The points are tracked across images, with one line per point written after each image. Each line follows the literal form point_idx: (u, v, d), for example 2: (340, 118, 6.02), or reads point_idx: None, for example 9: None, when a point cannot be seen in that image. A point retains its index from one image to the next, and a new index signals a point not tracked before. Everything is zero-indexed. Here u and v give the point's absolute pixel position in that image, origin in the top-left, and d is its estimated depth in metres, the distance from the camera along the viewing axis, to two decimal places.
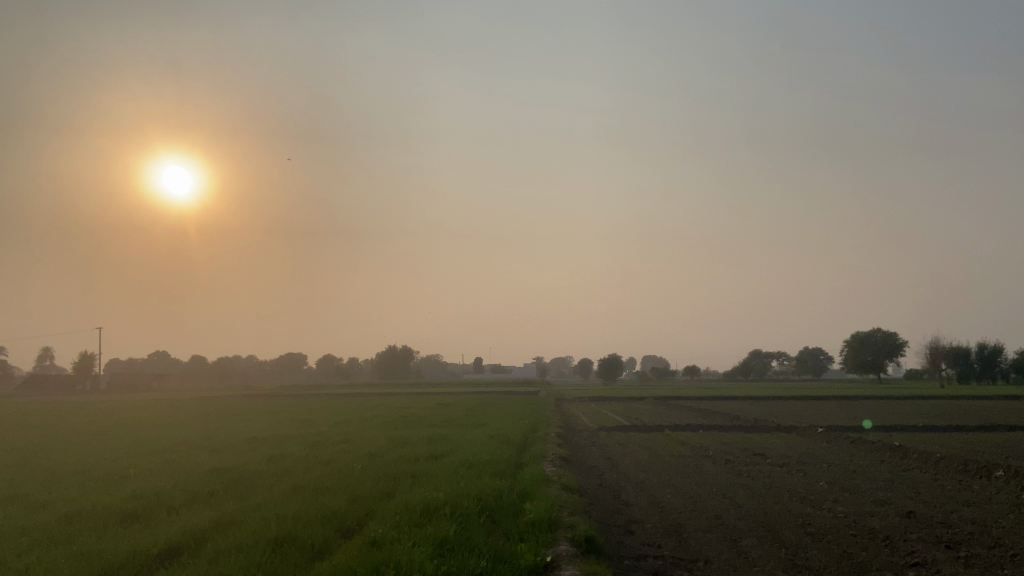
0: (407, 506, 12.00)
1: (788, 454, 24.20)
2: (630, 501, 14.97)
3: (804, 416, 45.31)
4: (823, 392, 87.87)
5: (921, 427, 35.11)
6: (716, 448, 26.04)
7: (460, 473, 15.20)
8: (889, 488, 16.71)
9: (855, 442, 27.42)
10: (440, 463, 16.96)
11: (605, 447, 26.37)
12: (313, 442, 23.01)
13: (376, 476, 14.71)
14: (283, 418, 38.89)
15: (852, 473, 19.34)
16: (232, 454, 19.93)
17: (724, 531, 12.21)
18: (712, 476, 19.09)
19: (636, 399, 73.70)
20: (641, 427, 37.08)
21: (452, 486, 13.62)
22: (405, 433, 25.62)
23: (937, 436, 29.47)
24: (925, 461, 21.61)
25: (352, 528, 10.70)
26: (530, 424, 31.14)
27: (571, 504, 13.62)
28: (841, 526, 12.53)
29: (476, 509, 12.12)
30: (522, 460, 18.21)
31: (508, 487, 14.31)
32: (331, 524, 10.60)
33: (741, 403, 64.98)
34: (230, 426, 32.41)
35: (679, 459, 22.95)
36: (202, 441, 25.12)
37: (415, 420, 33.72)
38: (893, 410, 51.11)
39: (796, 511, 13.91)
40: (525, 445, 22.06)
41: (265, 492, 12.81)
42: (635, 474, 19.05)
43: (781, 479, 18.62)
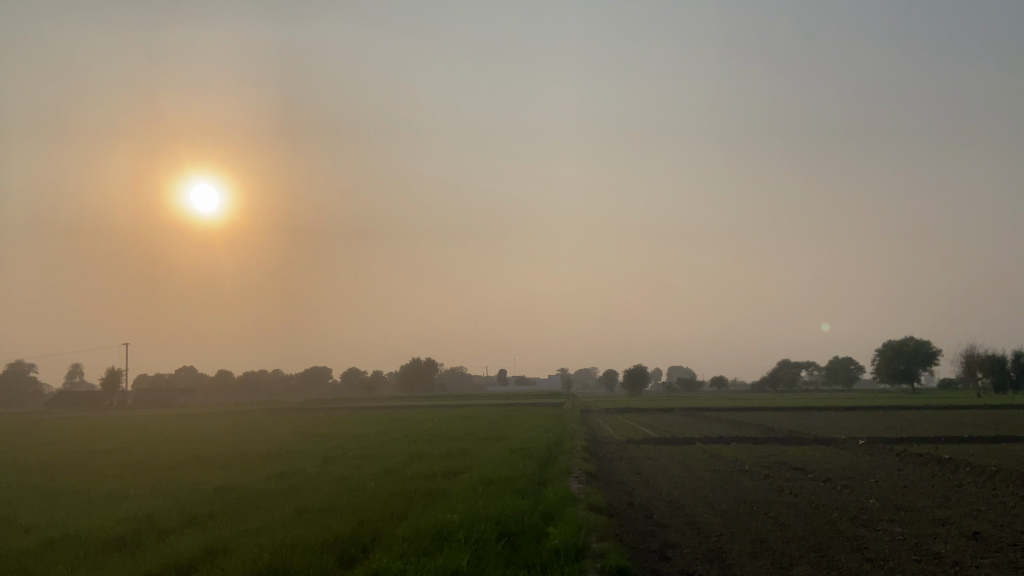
0: (415, 531, 10.54)
1: (831, 469, 23.02)
2: (666, 520, 14.01)
3: (840, 428, 44.19)
4: (856, 403, 85.94)
5: (964, 438, 33.86)
6: (749, 462, 25.10)
7: (481, 490, 14.53)
8: (943, 505, 15.70)
9: (900, 454, 26.18)
10: (457, 481, 16.27)
11: (635, 461, 25.43)
12: (328, 458, 22.67)
13: (387, 498, 14.14)
14: (306, 433, 38.75)
15: (903, 489, 18.27)
16: (243, 472, 19.64)
17: (770, 556, 11.30)
18: (750, 493, 18.12)
19: (661, 411, 72.81)
20: (672, 439, 36.21)
21: (468, 505, 12.65)
22: (423, 448, 25.16)
23: (980, 447, 28.31)
24: (979, 475, 20.50)
25: (354, 557, 9.67)
26: (554, 437, 30.49)
27: (600, 525, 11.66)
28: (900, 551, 11.59)
29: (497, 529, 10.62)
30: (545, 477, 17.41)
31: (531, 508, 12.47)
32: (329, 554, 9.55)
33: (769, 414, 63.94)
34: (251, 442, 32.30)
35: (715, 474, 21.93)
36: (217, 457, 24.97)
37: (437, 433, 33.26)
38: (933, 420, 49.75)
39: (848, 534, 12.90)
40: (549, 459, 21.46)
41: (261, 517, 12.54)
42: (670, 491, 18.15)
43: (825, 495, 17.62)
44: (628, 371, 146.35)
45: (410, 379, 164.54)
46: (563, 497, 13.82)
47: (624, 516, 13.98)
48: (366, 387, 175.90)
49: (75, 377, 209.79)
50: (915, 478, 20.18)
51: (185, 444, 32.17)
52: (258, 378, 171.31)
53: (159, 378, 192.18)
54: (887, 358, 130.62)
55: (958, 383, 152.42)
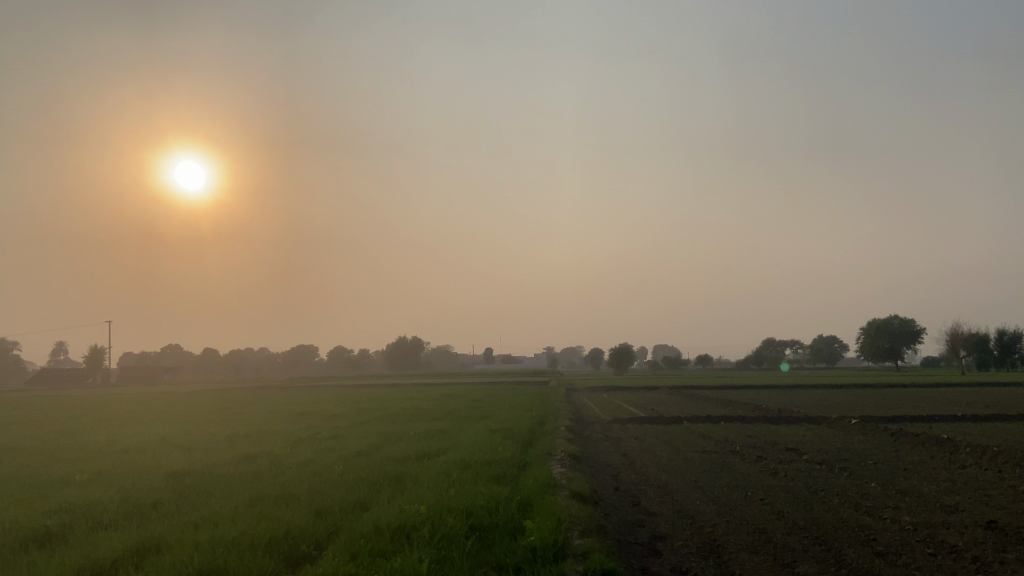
0: (375, 524, 9.39)
1: (825, 449, 22.10)
2: (654, 508, 12.92)
3: (829, 406, 43.55)
4: (842, 381, 85.67)
5: (958, 416, 33.13)
6: (740, 442, 24.12)
7: (455, 475, 13.40)
8: (951, 490, 14.68)
9: (895, 434, 25.28)
10: (431, 465, 15.16)
11: (621, 442, 24.42)
12: (298, 439, 21.53)
13: (351, 484, 12.97)
14: (282, 412, 37.57)
15: (904, 472, 17.28)
16: (205, 455, 18.46)
17: (772, 551, 10.19)
18: (745, 477, 17.09)
19: (647, 389, 72.02)
20: (659, 417, 35.27)
21: (439, 493, 11.55)
22: (400, 428, 24.03)
23: (977, 426, 27.45)
24: (982, 457, 19.55)
25: (303, 557, 8.51)
26: (537, 416, 29.51)
27: (583, 516, 10.57)
28: (913, 544, 10.50)
29: (467, 523, 9.47)
30: (525, 460, 16.31)
31: (506, 496, 11.35)
32: (274, 554, 8.36)
33: (755, 392, 63.28)
34: (224, 422, 31.15)
35: (705, 456, 20.93)
36: (183, 438, 23.77)
37: (417, 413, 32.24)
38: (922, 398, 49.15)
39: (853, 524, 11.86)
40: (530, 441, 20.39)
41: (211, 506, 11.38)
42: (658, 474, 17.12)
43: (822, 479, 16.61)
44: (613, 349, 146.03)
45: (395, 358, 163.49)
46: (542, 484, 12.69)
47: (609, 504, 12.90)
48: (351, 365, 174.84)
49: (57, 356, 207.38)
50: (914, 460, 19.23)
51: (153, 424, 30.93)
52: (242, 356, 169.92)
53: (143, 356, 190.38)
54: (872, 337, 130.79)
55: (942, 360, 153.10)
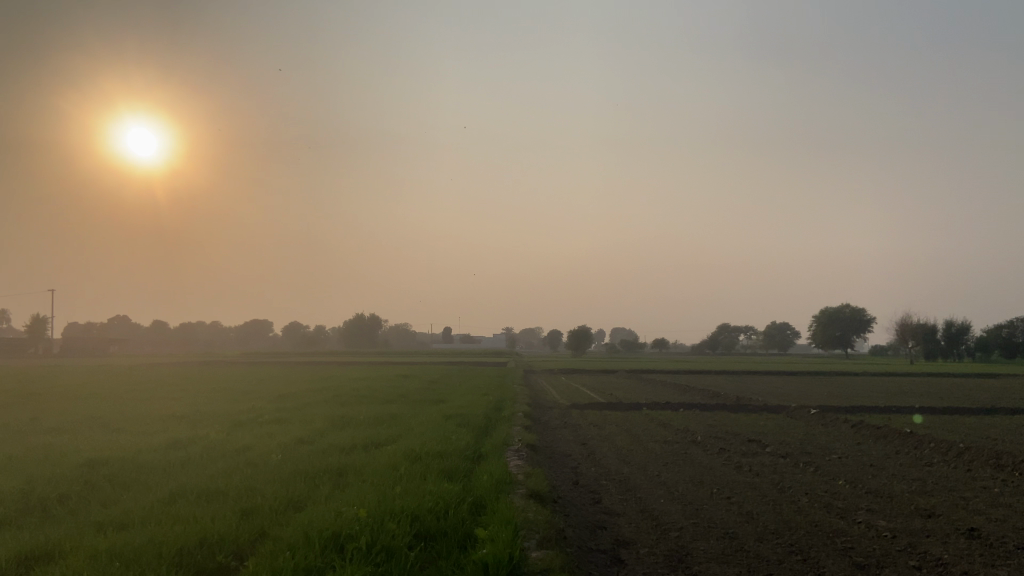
0: (304, 532, 8.31)
1: (787, 441, 21.52)
2: (616, 508, 12.02)
3: (787, 394, 43.46)
4: (796, 368, 86.61)
5: (916, 408, 33.09)
6: (702, 432, 23.42)
7: (402, 470, 12.33)
8: (924, 492, 14.03)
9: (856, 426, 24.82)
10: (378, 455, 14.11)
11: (580, 430, 23.60)
12: (238, 422, 20.31)
13: (287, 478, 11.84)
14: (229, 390, 36.13)
15: (872, 469, 16.66)
16: (134, 439, 17.20)
17: (744, 560, 9.33)
18: (709, 471, 16.33)
19: (605, 372, 71.78)
20: (618, 403, 34.64)
21: (383, 491, 10.51)
22: (350, 411, 22.90)
23: (938, 420, 27.17)
24: (948, 454, 19.07)
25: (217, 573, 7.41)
26: (494, 401, 28.59)
27: (540, 521, 9.64)
28: (895, 555, 9.74)
29: (410, 532, 8.43)
30: (479, 451, 15.32)
31: (457, 496, 10.35)
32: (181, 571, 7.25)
33: (713, 378, 63.22)
34: (165, 400, 29.69)
35: (666, 447, 20.19)
36: (116, 418, 22.40)
37: (370, 394, 31.08)
38: (876, 388, 49.39)
39: (826, 529, 11.09)
40: (485, 429, 19.42)
41: (124, 505, 10.20)
42: (620, 467, 16.27)
43: (789, 475, 15.91)
44: (572, 331, 145.90)
45: (352, 336, 161.62)
46: (497, 480, 11.72)
47: (568, 504, 11.96)
48: (307, 341, 172.42)
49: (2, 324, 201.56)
50: (880, 456, 18.68)
51: (88, 401, 29.37)
52: (195, 329, 166.31)
53: (91, 327, 185.40)
54: (825, 325, 132.56)
55: (892, 350, 155.97)
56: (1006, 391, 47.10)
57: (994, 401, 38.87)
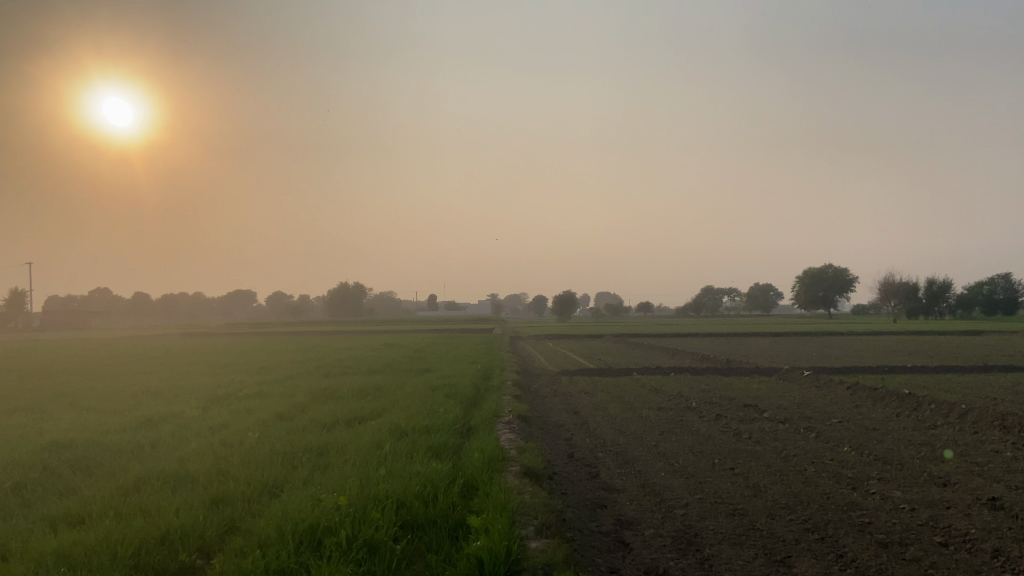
0: (277, 524, 7.51)
1: (783, 405, 20.98)
2: (615, 483, 11.34)
3: (775, 356, 43.11)
4: (780, 329, 86.66)
5: (907, 368, 32.74)
6: (696, 398, 22.81)
7: (386, 447, 11.53)
8: (934, 458, 13.46)
9: (853, 387, 24.29)
10: (361, 432, 13.31)
11: (571, 398, 22.95)
12: (215, 397, 19.49)
13: (262, 460, 11.01)
14: (208, 362, 35.22)
15: (876, 434, 16.07)
16: (104, 417, 16.33)
17: (758, 541, 8.64)
18: (708, 439, 15.67)
19: (591, 336, 71.37)
20: (607, 369, 34.08)
21: (364, 473, 9.73)
22: (332, 383, 22.12)
23: (933, 380, 26.74)
24: (950, 416, 18.53)
25: None
26: (481, 370, 27.85)
27: (537, 503, 8.90)
28: (918, 531, 9.12)
29: (395, 521, 7.66)
30: (468, 424, 14.56)
31: (447, 476, 9.59)
32: None
33: (698, 340, 63.00)
34: (141, 374, 28.76)
35: (662, 414, 19.54)
36: (87, 394, 21.51)
37: (354, 365, 30.30)
38: (862, 348, 49.25)
39: (840, 502, 10.46)
40: (474, 400, 18.67)
41: (82, 495, 9.37)
42: (615, 437, 15.58)
43: (791, 442, 15.31)
44: (556, 296, 145.51)
45: (336, 304, 160.42)
46: (489, 457, 11.00)
47: (564, 481, 11.26)
48: (290, 311, 170.97)
49: None
50: (882, 419, 18.11)
51: (61, 377, 28.41)
52: (176, 299, 164.45)
53: (71, 300, 182.93)
54: (808, 285, 132.77)
55: (875, 309, 156.71)
56: (992, 348, 47.03)
57: (983, 359, 38.70)
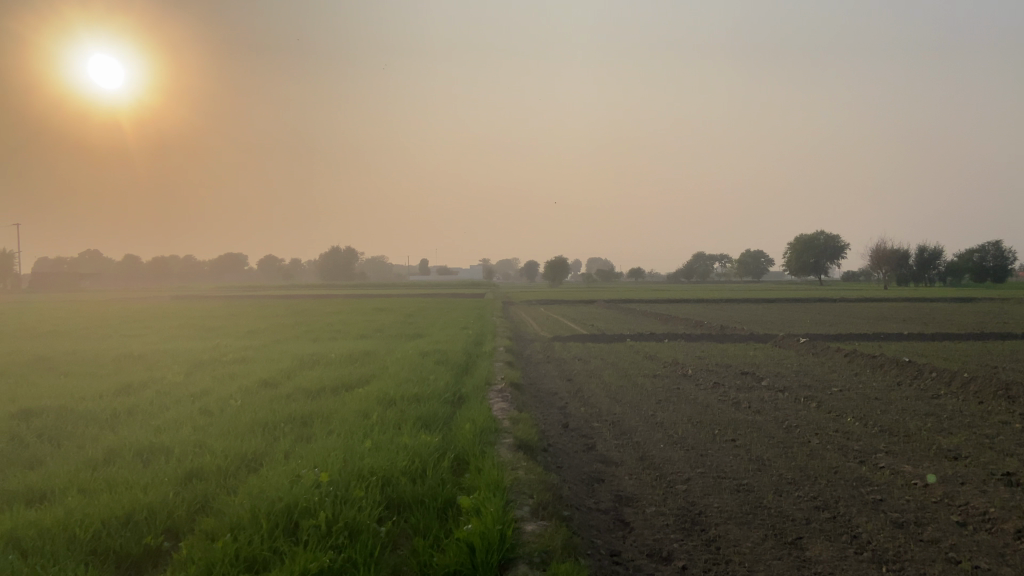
0: (250, 503, 6.96)
1: (781, 373, 20.56)
2: (613, 456, 10.84)
3: (769, 322, 42.73)
4: (771, 295, 86.36)
5: (904, 334, 32.44)
6: (692, 365, 22.40)
7: (373, 418, 10.98)
8: (942, 430, 13.01)
9: (851, 355, 23.85)
10: (348, 400, 12.75)
11: (564, 364, 22.49)
12: (198, 362, 18.90)
13: (244, 430, 10.44)
14: (195, 326, 34.62)
15: (879, 403, 15.63)
16: (81, 383, 15.74)
17: (767, 520, 8.14)
18: (706, 409, 15.21)
19: (584, 303, 70.95)
20: (599, 335, 33.68)
21: (349, 446, 9.17)
22: (319, 349, 21.60)
23: (931, 347, 26.36)
24: (952, 384, 18.13)
25: (136, 569, 6.04)
26: (473, 335, 27.31)
27: (532, 479, 8.35)
28: (934, 509, 8.65)
29: (381, 502, 7.12)
30: (459, 393, 14.04)
31: (435, 450, 9.04)
32: (87, 565, 5.86)
33: (692, 307, 62.69)
34: (126, 338, 28.16)
35: (658, 382, 19.06)
36: (67, 358, 20.93)
37: (344, 330, 29.76)
38: (855, 314, 49.07)
39: (848, 477, 9.99)
40: (465, 367, 18.15)
41: (46, 469, 8.77)
42: (611, 406, 15.08)
43: (793, 412, 14.86)
44: (548, 260, 144.94)
45: (327, 267, 159.68)
46: (480, 429, 10.48)
47: (559, 453, 10.76)
48: (281, 274, 170.06)
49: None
50: (883, 388, 17.70)
51: (43, 340, 27.80)
52: (166, 260, 163.30)
53: (59, 262, 181.19)
54: (799, 252, 132.55)
55: (866, 275, 156.80)
56: (986, 315, 46.85)
57: (978, 326, 38.41)
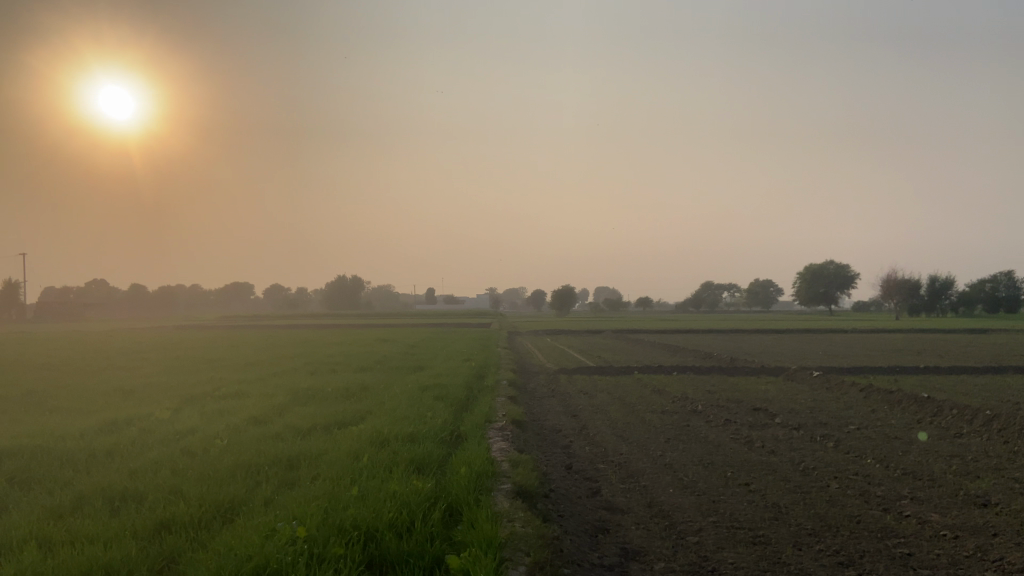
0: (217, 562, 6.32)
1: (794, 409, 19.83)
2: (620, 503, 10.15)
3: (780, 354, 41.80)
4: (781, 325, 85.36)
5: (920, 368, 31.51)
6: (701, 400, 21.63)
7: (363, 460, 10.33)
8: (967, 473, 12.29)
9: (866, 390, 23.06)
10: (339, 439, 12.12)
11: (569, 399, 21.81)
12: (190, 397, 18.27)
13: (226, 474, 9.83)
14: (194, 358, 33.91)
15: (900, 444, 14.89)
16: (65, 420, 15.10)
17: None
18: (718, 448, 14.49)
19: (592, 333, 70.11)
20: (606, 367, 32.93)
21: (334, 493, 8.52)
22: (316, 382, 20.95)
23: (948, 381, 25.53)
24: (974, 422, 17.34)
25: None
26: (476, 368, 26.57)
27: (530, 532, 7.70)
28: (966, 564, 7.95)
29: (362, 560, 6.49)
30: (457, 432, 13.38)
31: (426, 498, 8.38)
32: None
33: (702, 338, 61.69)
34: (121, 370, 27.49)
35: (665, 419, 18.32)
36: (58, 393, 20.35)
37: (345, 362, 29.14)
38: (868, 346, 48.05)
39: (872, 528, 9.26)
40: (465, 403, 17.46)
41: (7, 520, 8.14)
42: (617, 446, 14.38)
43: (809, 452, 14.14)
44: (555, 291, 144.22)
45: (333, 296, 159.33)
46: (478, 473, 9.83)
47: (561, 500, 10.09)
48: (288, 303, 169.95)
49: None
50: (903, 426, 16.95)
51: (36, 373, 27.15)
52: (173, 290, 163.37)
53: (67, 292, 181.56)
54: (807, 281, 131.30)
55: (876, 305, 155.45)
56: (1001, 347, 45.68)
57: (995, 358, 37.38)
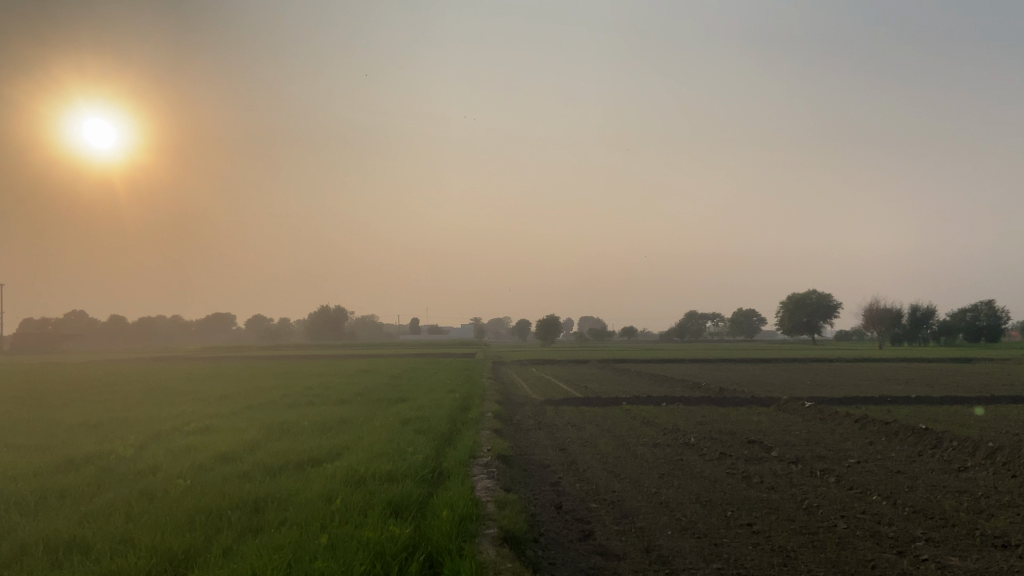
0: None
1: (791, 441, 19.09)
2: (617, 548, 9.34)
3: (768, 384, 41.11)
4: (766, 355, 84.88)
5: (911, 398, 30.92)
6: (693, 432, 20.88)
7: (336, 502, 9.51)
8: (978, 510, 11.62)
9: (861, 420, 22.39)
10: (311, 479, 11.26)
11: (556, 431, 20.99)
12: (158, 433, 17.30)
13: (183, 519, 8.94)
14: (168, 390, 32.76)
15: (904, 478, 14.21)
16: (19, 458, 14.12)
17: None
18: (715, 485, 13.72)
19: (577, 362, 69.21)
20: (593, 398, 32.10)
21: (300, 542, 7.67)
22: (293, 416, 20.01)
23: (942, 411, 24.91)
24: (977, 455, 16.69)
25: None
26: (460, 400, 25.66)
27: None
28: None
29: None
30: (439, 469, 12.52)
31: (402, 547, 7.56)
32: None
33: (688, 367, 60.92)
34: (89, 404, 26.35)
35: (658, 452, 17.54)
36: (18, 429, 19.26)
37: (325, 394, 28.16)
38: (856, 376, 47.47)
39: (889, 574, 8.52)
40: (448, 437, 16.59)
41: None
42: (610, 483, 13.57)
43: (811, 488, 13.42)
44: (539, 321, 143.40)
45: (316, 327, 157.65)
46: (461, 516, 9.04)
47: (552, 545, 9.28)
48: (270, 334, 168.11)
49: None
50: (904, 459, 16.27)
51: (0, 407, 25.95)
52: (153, 321, 161.22)
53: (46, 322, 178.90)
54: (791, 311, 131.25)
55: (858, 333, 155.77)
56: (987, 377, 45.16)
57: (985, 388, 36.85)
